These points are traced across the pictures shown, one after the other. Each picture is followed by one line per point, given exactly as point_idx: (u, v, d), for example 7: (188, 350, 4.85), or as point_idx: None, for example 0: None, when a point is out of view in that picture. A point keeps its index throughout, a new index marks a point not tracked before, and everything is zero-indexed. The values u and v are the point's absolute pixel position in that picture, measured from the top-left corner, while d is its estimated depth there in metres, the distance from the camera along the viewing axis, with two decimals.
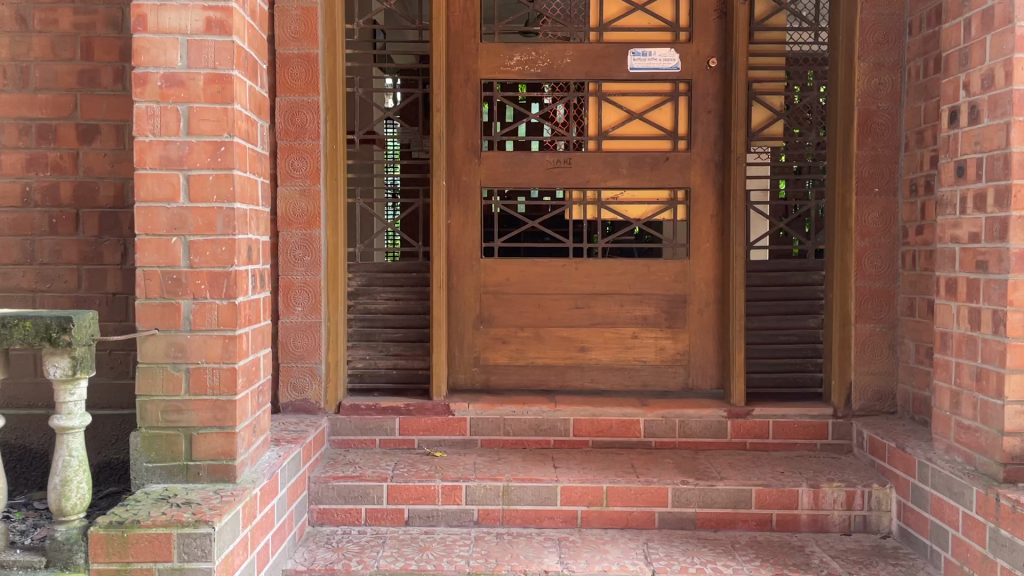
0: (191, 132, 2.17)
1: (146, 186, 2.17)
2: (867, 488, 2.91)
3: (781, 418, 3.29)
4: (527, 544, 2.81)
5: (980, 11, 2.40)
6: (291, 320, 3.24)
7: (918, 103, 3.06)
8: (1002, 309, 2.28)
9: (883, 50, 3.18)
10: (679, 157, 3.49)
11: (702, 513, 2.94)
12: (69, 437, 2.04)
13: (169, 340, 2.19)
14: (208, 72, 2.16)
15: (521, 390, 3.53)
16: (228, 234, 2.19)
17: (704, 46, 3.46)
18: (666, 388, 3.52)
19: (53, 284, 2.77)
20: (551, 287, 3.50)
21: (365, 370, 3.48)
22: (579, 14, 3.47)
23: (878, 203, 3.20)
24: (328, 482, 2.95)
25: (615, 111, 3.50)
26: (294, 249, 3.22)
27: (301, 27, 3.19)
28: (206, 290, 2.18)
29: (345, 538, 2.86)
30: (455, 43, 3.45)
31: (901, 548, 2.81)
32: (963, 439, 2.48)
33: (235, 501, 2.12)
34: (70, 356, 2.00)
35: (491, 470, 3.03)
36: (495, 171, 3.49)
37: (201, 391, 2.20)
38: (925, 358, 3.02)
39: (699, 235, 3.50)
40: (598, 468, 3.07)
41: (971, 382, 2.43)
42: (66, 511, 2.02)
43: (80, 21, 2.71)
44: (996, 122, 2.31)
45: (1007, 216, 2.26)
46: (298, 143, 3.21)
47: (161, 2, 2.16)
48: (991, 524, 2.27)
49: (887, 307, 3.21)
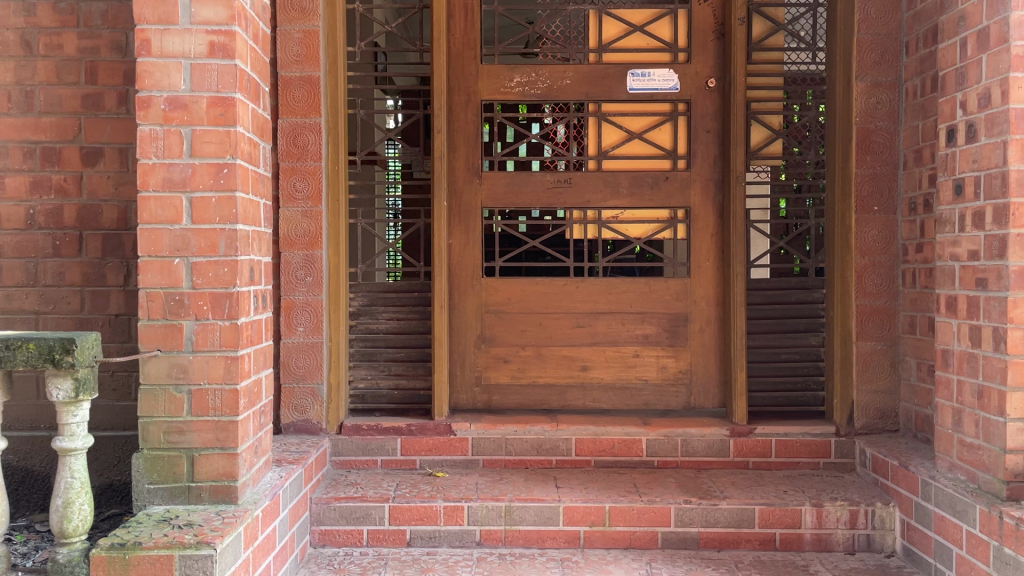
0: (194, 154, 2.18)
1: (149, 208, 2.18)
2: (871, 507, 2.90)
3: (783, 436, 3.29)
4: (529, 565, 2.80)
5: (976, 31, 2.42)
6: (292, 341, 3.23)
7: (916, 122, 3.08)
8: (1002, 326, 2.28)
9: (881, 69, 3.20)
10: (679, 176, 3.51)
11: (705, 533, 2.93)
12: (71, 459, 2.03)
13: (171, 361, 2.20)
14: (211, 95, 2.19)
15: (522, 410, 3.52)
16: (230, 255, 2.20)
17: (702, 67, 3.49)
18: (668, 407, 3.52)
19: (56, 305, 2.78)
20: (552, 306, 3.51)
21: (366, 391, 3.49)
22: (578, 35, 3.50)
23: (878, 221, 3.21)
24: (330, 503, 2.94)
25: (615, 131, 3.52)
26: (296, 270, 3.23)
27: (303, 50, 3.21)
28: (208, 312, 2.19)
29: (347, 560, 2.85)
30: (455, 65, 3.48)
31: (906, 567, 2.79)
32: (964, 457, 2.48)
33: (237, 523, 2.11)
34: (72, 378, 2.00)
35: (493, 490, 3.03)
36: (496, 192, 3.50)
37: (203, 412, 2.20)
38: (926, 376, 3.02)
39: (699, 254, 3.51)
40: (600, 488, 3.06)
41: (972, 400, 2.43)
42: (68, 533, 2.02)
43: (84, 45, 2.74)
44: (993, 140, 2.33)
45: (1006, 234, 2.27)
46: (300, 165, 3.22)
47: (165, 26, 2.18)
48: (995, 542, 2.26)
49: (888, 325, 3.21)
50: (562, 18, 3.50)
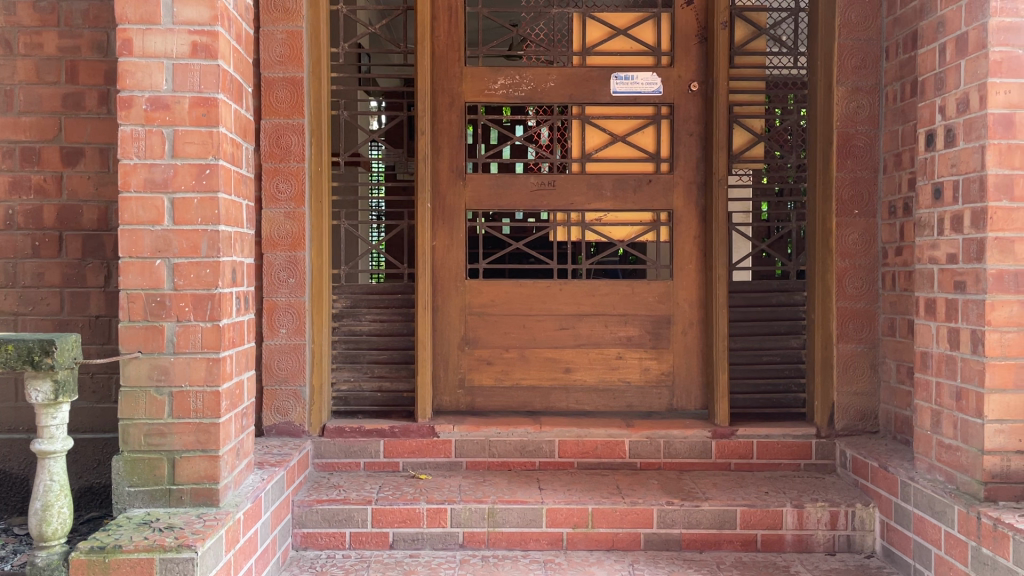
0: (176, 155, 2.17)
1: (130, 209, 2.17)
2: (851, 508, 2.93)
3: (764, 438, 3.31)
4: (512, 567, 2.80)
5: (955, 36, 2.45)
6: (274, 342, 3.22)
7: (896, 126, 3.12)
8: (980, 329, 2.30)
9: (861, 74, 3.24)
10: (662, 179, 3.52)
11: (687, 534, 2.94)
12: (50, 462, 2.02)
13: (152, 362, 2.18)
14: (193, 96, 2.18)
15: (506, 412, 3.52)
16: (213, 256, 2.19)
17: (685, 71, 3.51)
18: (651, 409, 3.54)
19: (35, 306, 2.75)
20: (535, 308, 3.52)
21: (349, 393, 3.48)
22: (562, 39, 3.51)
23: (859, 224, 3.24)
24: (312, 506, 2.93)
25: (599, 133, 3.53)
26: (278, 271, 3.22)
27: (286, 51, 3.20)
28: (190, 313, 2.18)
29: (329, 562, 2.84)
30: (439, 66, 3.48)
31: (885, 567, 2.82)
32: (943, 458, 2.51)
33: (218, 526, 2.10)
34: (52, 380, 1.98)
35: (476, 492, 3.02)
36: (480, 194, 3.51)
37: (185, 415, 2.19)
38: (906, 377, 3.05)
39: (682, 256, 3.53)
40: (583, 490, 3.06)
41: (951, 402, 2.45)
42: (47, 536, 2.01)
43: (66, 44, 2.72)
44: (972, 145, 2.35)
45: (984, 237, 2.30)
46: (283, 166, 3.22)
47: (147, 26, 2.17)
48: (973, 543, 2.29)
49: (868, 327, 3.24)
50: (546, 20, 3.50)
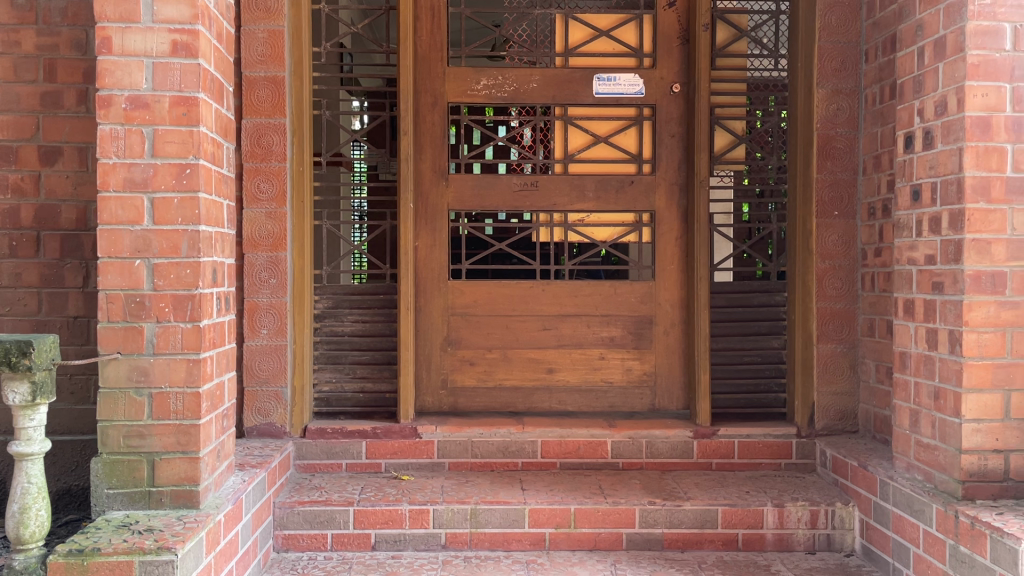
0: (155, 154, 2.16)
1: (109, 209, 2.14)
2: (831, 507, 2.95)
3: (745, 438, 3.33)
4: (494, 568, 2.80)
5: (933, 39, 2.48)
6: (255, 343, 3.20)
7: (874, 128, 3.14)
8: (958, 329, 2.33)
9: (841, 77, 3.26)
10: (643, 181, 3.54)
11: (669, 534, 2.95)
12: (28, 464, 2.00)
13: (131, 363, 2.16)
14: (174, 94, 2.16)
15: (488, 412, 3.52)
16: (193, 256, 2.17)
17: (667, 72, 3.53)
18: (633, 409, 3.55)
19: (12, 307, 2.71)
20: (518, 308, 3.52)
21: (331, 394, 3.47)
22: (544, 39, 3.51)
23: (838, 226, 3.26)
24: (294, 507, 2.92)
25: (581, 134, 3.54)
26: (260, 271, 3.20)
27: (268, 50, 3.18)
28: (169, 314, 2.16)
29: (311, 564, 2.83)
30: (422, 67, 3.48)
31: (865, 566, 2.84)
32: (922, 457, 2.53)
33: (198, 528, 2.09)
34: (30, 381, 1.96)
35: (459, 493, 3.02)
36: (462, 195, 3.50)
37: (165, 416, 2.17)
38: (885, 377, 3.08)
39: (664, 257, 3.54)
40: (565, 490, 3.07)
41: (929, 401, 2.48)
42: (24, 540, 1.97)
43: (43, 42, 2.70)
44: (950, 147, 2.38)
45: (961, 239, 2.32)
46: (264, 165, 3.20)
47: (126, 24, 2.15)
48: (951, 541, 2.31)
49: (847, 328, 3.27)
50: (529, 21, 3.50)
